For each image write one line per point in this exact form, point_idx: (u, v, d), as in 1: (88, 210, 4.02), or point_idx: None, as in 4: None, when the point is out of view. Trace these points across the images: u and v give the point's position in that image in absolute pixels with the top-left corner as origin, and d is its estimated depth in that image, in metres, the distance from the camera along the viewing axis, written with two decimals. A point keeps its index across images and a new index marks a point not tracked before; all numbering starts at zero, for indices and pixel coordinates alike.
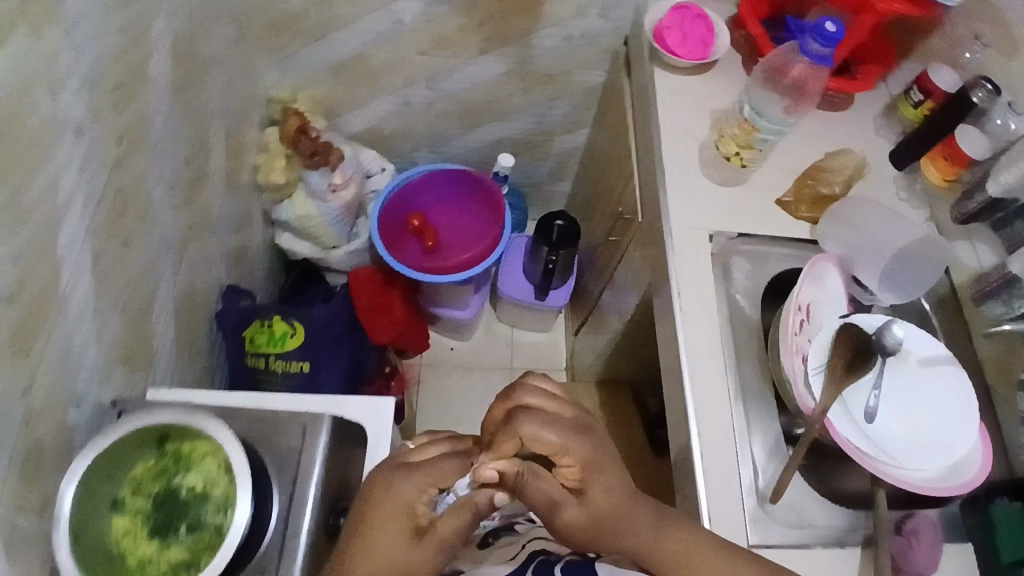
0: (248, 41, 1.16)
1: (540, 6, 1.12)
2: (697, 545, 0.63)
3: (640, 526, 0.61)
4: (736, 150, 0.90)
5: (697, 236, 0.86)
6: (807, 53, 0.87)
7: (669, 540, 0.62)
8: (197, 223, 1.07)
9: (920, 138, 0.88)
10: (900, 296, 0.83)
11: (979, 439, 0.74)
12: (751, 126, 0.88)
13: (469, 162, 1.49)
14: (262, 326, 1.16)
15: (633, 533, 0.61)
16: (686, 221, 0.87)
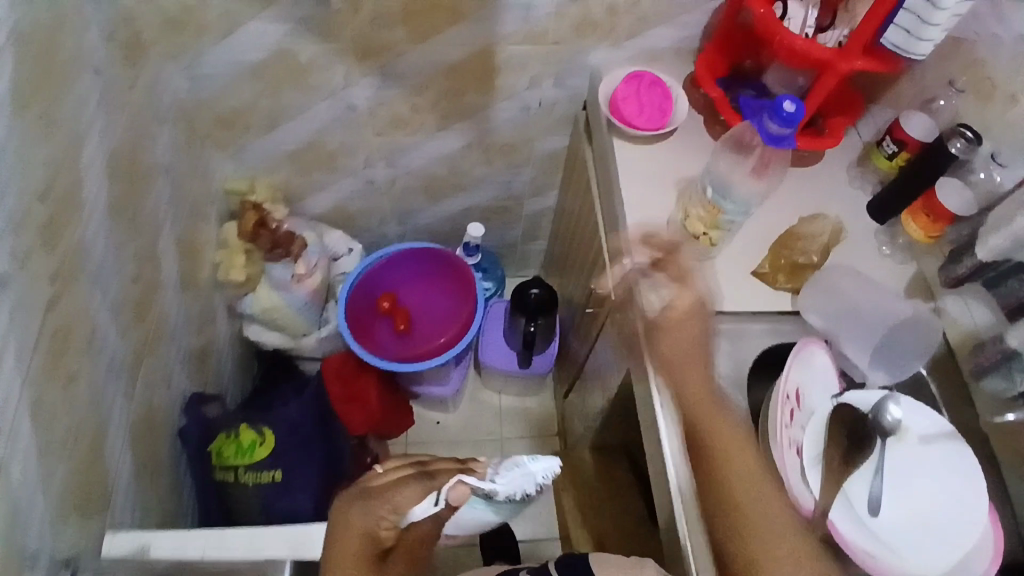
0: (195, 140, 1.12)
1: (494, 82, 1.09)
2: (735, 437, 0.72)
3: (736, 450, 0.71)
4: (704, 231, 0.88)
5: (674, 320, 0.84)
6: (764, 134, 0.86)
7: (756, 486, 0.69)
8: (151, 338, 0.99)
9: (897, 192, 0.87)
10: (897, 372, 0.82)
11: (988, 527, 0.72)
12: (716, 208, 0.87)
13: (438, 233, 1.43)
14: (228, 437, 1.06)
15: (729, 454, 0.71)
16: (662, 305, 0.86)
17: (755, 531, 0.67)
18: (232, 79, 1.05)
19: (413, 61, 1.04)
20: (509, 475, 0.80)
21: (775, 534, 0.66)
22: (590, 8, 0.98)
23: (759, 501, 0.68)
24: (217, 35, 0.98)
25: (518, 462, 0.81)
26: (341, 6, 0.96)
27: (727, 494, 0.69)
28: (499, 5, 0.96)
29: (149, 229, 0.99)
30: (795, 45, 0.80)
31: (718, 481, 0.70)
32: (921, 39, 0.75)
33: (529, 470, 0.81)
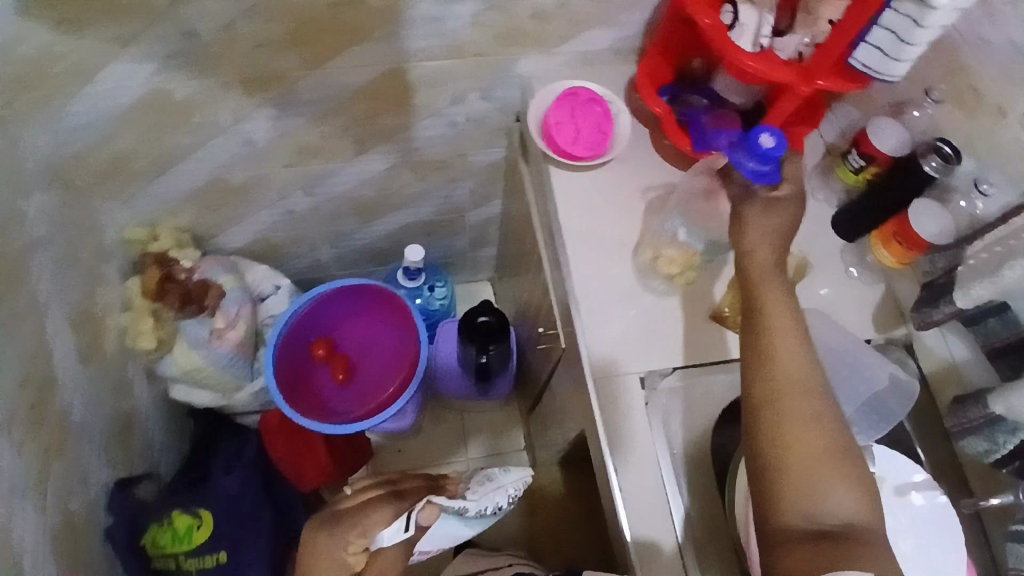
0: (74, 197, 0.96)
1: (410, 101, 0.95)
2: (791, 337, 0.61)
3: (789, 348, 0.61)
4: (677, 272, 0.81)
5: (626, 381, 0.77)
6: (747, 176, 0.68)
7: (809, 393, 0.59)
8: (56, 440, 0.88)
9: (863, 211, 0.78)
10: (882, 425, 0.72)
11: None
12: (690, 250, 0.81)
13: (375, 251, 1.31)
14: (161, 525, 1.01)
15: (786, 354, 0.60)
16: (613, 365, 0.78)
17: (796, 434, 0.57)
18: (105, 128, 0.89)
19: (312, 88, 0.89)
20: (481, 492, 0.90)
21: (820, 445, 0.57)
22: (513, 15, 0.84)
23: (812, 407, 0.59)
24: (72, 84, 0.82)
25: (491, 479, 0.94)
26: (212, 36, 0.79)
27: (769, 387, 0.60)
28: (404, 22, 0.81)
29: (31, 320, 0.86)
30: (747, 67, 0.69)
31: (763, 371, 0.61)
32: (897, 61, 0.63)
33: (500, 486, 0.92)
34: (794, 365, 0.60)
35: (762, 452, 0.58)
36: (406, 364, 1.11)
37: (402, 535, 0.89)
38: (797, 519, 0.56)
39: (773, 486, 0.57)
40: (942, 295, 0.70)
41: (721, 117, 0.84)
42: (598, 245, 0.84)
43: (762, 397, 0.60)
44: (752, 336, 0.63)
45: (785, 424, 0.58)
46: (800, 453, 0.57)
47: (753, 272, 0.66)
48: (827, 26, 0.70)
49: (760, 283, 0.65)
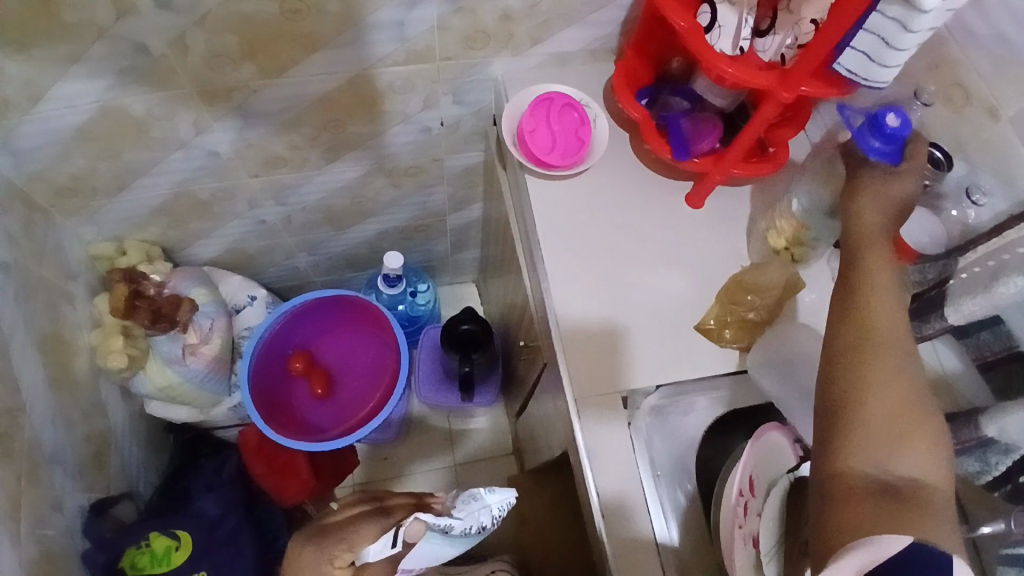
0: (34, 215, 0.92)
1: (379, 107, 0.91)
2: (886, 298, 0.58)
3: (887, 309, 0.57)
4: (784, 246, 0.78)
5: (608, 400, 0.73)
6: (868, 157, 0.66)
7: (900, 352, 0.54)
8: (28, 470, 0.83)
9: None
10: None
11: None
12: (800, 223, 0.77)
13: (354, 258, 1.27)
14: (139, 548, 0.96)
15: (880, 311, 0.57)
16: (592, 384, 0.73)
17: (877, 387, 0.52)
18: (60, 146, 0.85)
19: (272, 98, 0.85)
20: (467, 508, 0.77)
21: (905, 400, 0.52)
22: (479, 18, 0.80)
23: (904, 367, 0.54)
24: (20, 101, 0.77)
25: (475, 493, 0.79)
26: (164, 50, 0.75)
27: (858, 338, 0.55)
28: (365, 28, 0.77)
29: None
30: (725, 73, 0.66)
31: (854, 322, 0.57)
32: (884, 66, 0.59)
33: (487, 501, 0.78)
34: (890, 323, 0.56)
35: (837, 399, 0.53)
36: (387, 377, 1.09)
37: (389, 553, 0.73)
38: (863, 468, 0.50)
39: (839, 436, 0.52)
40: (931, 308, 0.69)
41: (700, 120, 0.80)
42: (577, 256, 0.79)
43: (847, 347, 0.55)
44: (846, 292, 0.59)
45: (866, 374, 0.53)
46: (878, 407, 0.52)
47: (857, 237, 0.64)
48: (809, 26, 0.67)
49: (862, 248, 0.62)
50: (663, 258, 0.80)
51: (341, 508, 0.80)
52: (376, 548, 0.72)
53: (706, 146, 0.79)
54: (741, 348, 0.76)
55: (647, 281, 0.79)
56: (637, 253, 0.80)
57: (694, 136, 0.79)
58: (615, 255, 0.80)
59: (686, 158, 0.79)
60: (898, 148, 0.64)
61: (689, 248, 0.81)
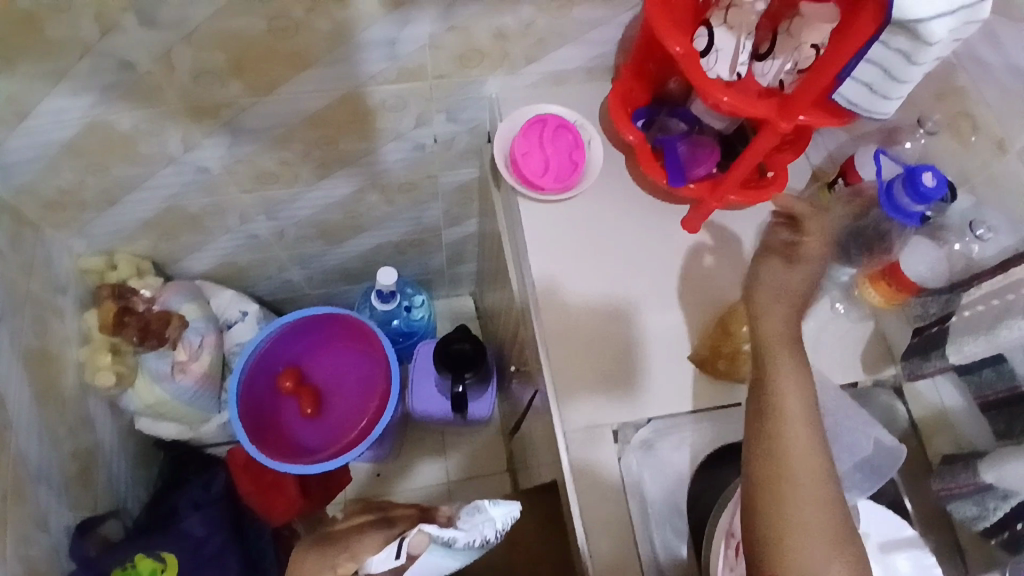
0: (20, 229, 0.90)
1: (372, 124, 0.89)
2: (796, 418, 0.49)
3: (802, 432, 0.48)
4: None
5: (602, 424, 0.72)
6: (891, 209, 0.64)
7: (818, 486, 0.46)
8: (14, 488, 0.81)
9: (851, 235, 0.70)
10: (874, 481, 0.63)
11: None
12: None
13: (348, 272, 1.26)
14: (125, 568, 0.96)
15: (797, 438, 0.48)
16: (589, 408, 0.73)
17: (800, 530, 0.46)
18: (46, 160, 0.83)
19: (260, 115, 0.83)
20: (470, 520, 0.70)
21: (818, 550, 0.45)
22: (472, 36, 0.78)
23: (814, 508, 0.46)
24: (4, 116, 0.75)
25: (479, 504, 0.72)
26: (149, 66, 0.73)
27: (778, 467, 0.47)
28: (356, 46, 0.75)
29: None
30: (721, 102, 0.64)
31: (773, 446, 0.48)
32: (888, 98, 0.58)
33: (491, 514, 0.70)
34: (802, 452, 0.47)
35: (756, 539, 0.47)
36: (377, 395, 1.08)
37: (393, 565, 0.68)
38: None
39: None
40: (935, 345, 0.66)
41: (698, 144, 0.78)
42: (568, 286, 0.78)
43: (764, 480, 0.48)
44: (760, 403, 0.50)
45: (779, 530, 0.46)
46: (800, 557, 0.45)
47: (762, 335, 0.53)
48: (809, 51, 0.65)
49: (772, 349, 0.52)
50: (656, 287, 0.79)
51: (347, 517, 0.78)
52: (381, 556, 0.68)
53: (703, 171, 0.77)
54: (731, 380, 0.74)
55: (639, 309, 0.77)
56: (628, 280, 0.79)
57: (690, 161, 0.77)
58: (607, 281, 0.78)
59: (682, 184, 0.77)
60: (922, 212, 0.64)
61: (683, 275, 0.79)
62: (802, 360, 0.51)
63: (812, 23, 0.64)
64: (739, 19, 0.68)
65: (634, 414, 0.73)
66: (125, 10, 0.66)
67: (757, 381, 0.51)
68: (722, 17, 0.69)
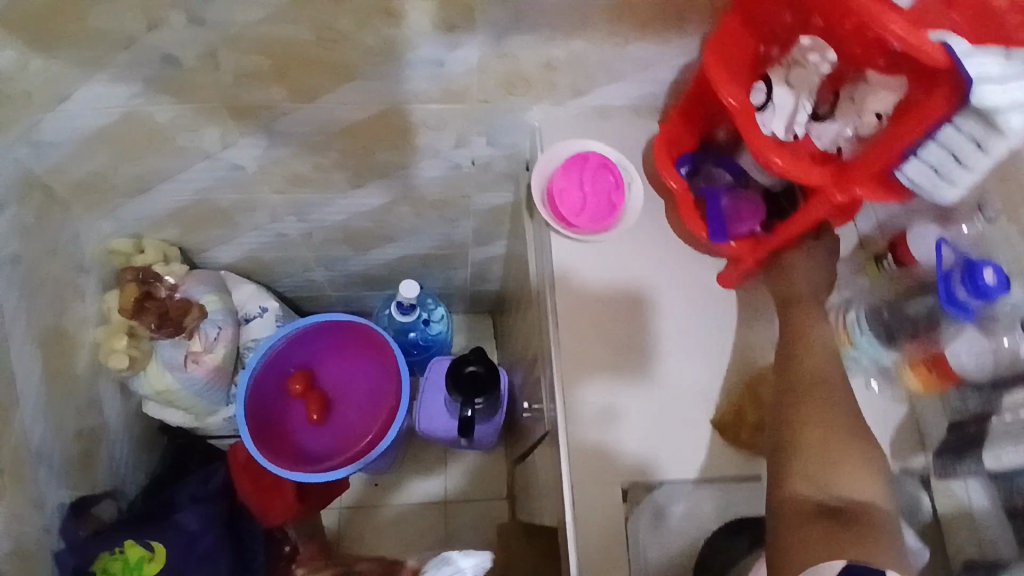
0: (53, 207, 0.91)
1: (410, 140, 0.88)
2: (813, 346, 0.65)
3: (818, 356, 0.64)
4: None
5: (612, 413, 0.72)
6: (946, 299, 0.60)
7: (830, 394, 0.61)
8: (12, 465, 0.80)
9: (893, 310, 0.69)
10: None
11: None
12: (847, 334, 0.70)
13: (371, 278, 1.25)
14: (113, 554, 0.94)
15: (816, 363, 0.64)
16: (597, 404, 0.72)
17: (817, 423, 0.59)
18: (82, 143, 0.83)
19: (298, 121, 0.82)
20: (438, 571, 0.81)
21: (832, 429, 0.58)
22: (520, 64, 0.77)
23: (834, 398, 0.60)
24: (46, 96, 0.75)
25: (449, 556, 0.82)
26: (193, 64, 0.73)
27: (802, 380, 0.63)
28: (402, 63, 0.74)
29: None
30: (773, 165, 0.61)
31: (795, 366, 0.64)
32: (949, 183, 0.55)
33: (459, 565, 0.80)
34: (820, 370, 0.63)
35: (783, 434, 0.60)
36: (386, 407, 1.06)
37: None
38: (809, 493, 0.55)
39: (784, 482, 0.57)
40: (968, 446, 0.63)
41: (742, 199, 0.75)
42: (594, 314, 0.77)
43: (789, 391, 0.62)
44: (787, 345, 0.66)
45: (804, 409, 0.60)
46: (816, 437, 0.58)
47: (790, 297, 0.70)
48: (872, 118, 0.61)
49: (798, 305, 0.69)
50: (682, 334, 0.76)
51: None
52: None
53: (746, 228, 0.74)
54: (753, 452, 0.71)
55: (665, 361, 0.75)
56: (656, 322, 0.76)
57: (733, 215, 0.74)
58: (637, 317, 0.77)
59: (723, 241, 0.74)
60: (978, 306, 0.60)
61: (712, 329, 0.76)
62: (818, 308, 0.68)
63: (877, 90, 0.60)
64: (800, 79, 0.65)
65: (646, 427, 0.72)
66: (173, 6, 0.65)
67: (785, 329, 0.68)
68: (782, 74, 0.67)
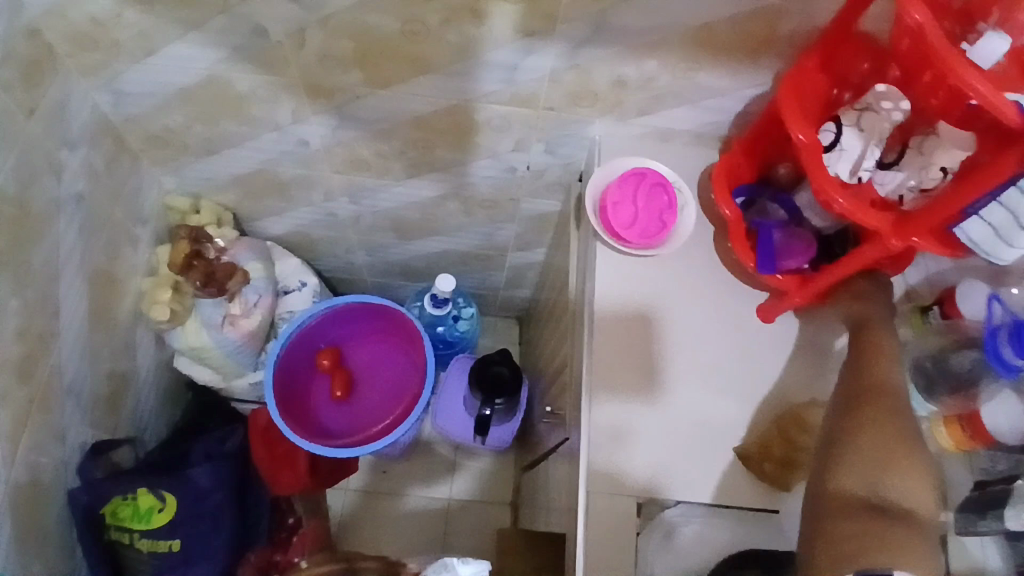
0: (122, 157, 0.95)
1: (471, 138, 0.90)
2: (882, 360, 0.66)
3: (885, 370, 0.65)
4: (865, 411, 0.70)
5: (628, 430, 0.73)
6: (991, 357, 0.61)
7: (890, 405, 0.62)
8: (42, 396, 0.83)
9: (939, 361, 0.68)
10: None
11: None
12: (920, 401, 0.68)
13: (410, 269, 1.28)
14: (125, 498, 0.95)
15: (880, 377, 0.65)
16: (626, 437, 0.72)
17: (872, 430, 0.59)
18: (162, 99, 0.87)
19: (369, 106, 0.85)
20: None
21: (887, 436, 0.59)
22: (591, 78, 0.79)
23: (897, 411, 0.61)
24: (136, 50, 0.79)
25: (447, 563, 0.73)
26: (281, 37, 0.75)
27: (864, 390, 0.64)
28: (479, 63, 0.77)
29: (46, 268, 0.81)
30: (835, 203, 0.62)
31: (860, 376, 0.65)
32: (1011, 245, 0.57)
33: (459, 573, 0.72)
34: (884, 383, 0.64)
35: (837, 435, 0.61)
36: (408, 396, 1.08)
37: None
38: (856, 489, 0.56)
39: (831, 478, 0.58)
40: (992, 505, 0.61)
41: (795, 236, 0.76)
42: (639, 343, 0.77)
43: (850, 398, 0.64)
44: (854, 360, 0.68)
45: (863, 417, 0.61)
46: (870, 441, 0.59)
47: (860, 317, 0.72)
48: (937, 173, 0.63)
49: (871, 324, 0.70)
50: (716, 361, 0.77)
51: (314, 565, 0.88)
52: None
53: (794, 263, 0.75)
54: (776, 486, 0.72)
55: (692, 387, 0.76)
56: (693, 354, 0.77)
57: (783, 250, 0.75)
58: (674, 333, 0.78)
59: (770, 272, 0.75)
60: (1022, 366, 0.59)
61: (748, 363, 0.77)
62: (886, 326, 0.69)
63: (947, 147, 0.62)
64: (872, 124, 0.66)
65: (665, 439, 0.73)
66: None
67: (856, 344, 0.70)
68: (854, 118, 0.67)
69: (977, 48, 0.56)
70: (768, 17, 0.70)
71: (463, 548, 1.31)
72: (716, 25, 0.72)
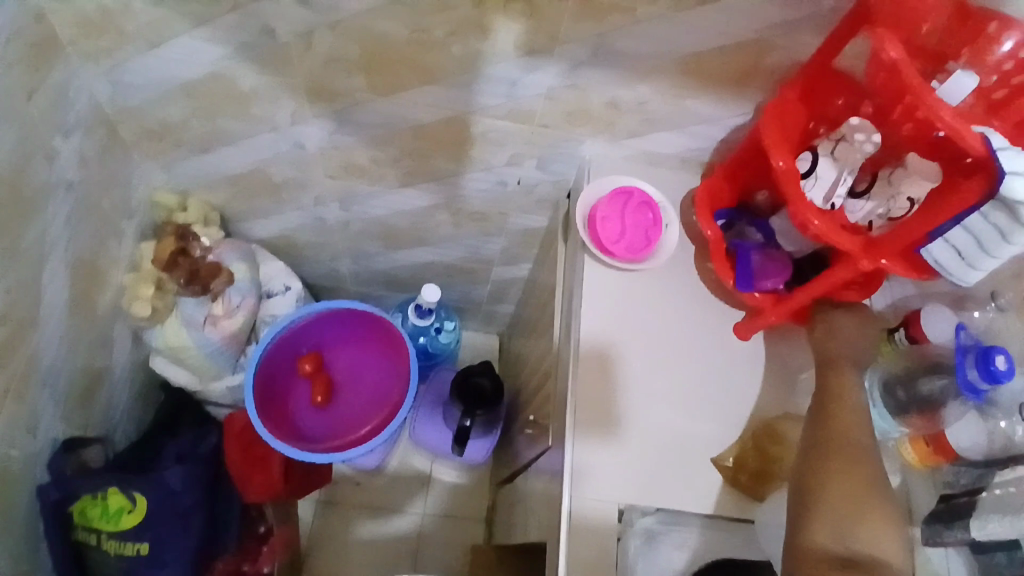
0: (116, 149, 0.95)
1: (467, 150, 0.93)
2: (846, 403, 0.68)
3: (849, 414, 0.67)
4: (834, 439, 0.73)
5: (604, 454, 0.74)
6: (959, 381, 0.65)
7: (855, 452, 0.63)
8: (16, 381, 0.81)
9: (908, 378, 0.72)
10: None
11: None
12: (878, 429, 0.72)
13: (395, 279, 1.29)
14: (94, 498, 0.93)
15: (845, 422, 0.66)
16: (606, 459, 0.74)
17: (840, 480, 0.61)
18: (162, 93, 0.88)
19: (369, 111, 0.87)
20: None
21: (856, 487, 0.60)
22: (587, 99, 0.82)
23: (863, 461, 0.62)
24: (143, 43, 0.79)
25: None
26: (289, 39, 0.77)
27: (831, 436, 0.65)
28: (479, 76, 0.80)
29: (31, 250, 0.80)
30: (811, 224, 0.65)
31: (826, 422, 0.67)
32: (973, 267, 0.64)
33: None
34: (848, 428, 0.65)
35: (807, 483, 0.62)
36: (390, 403, 1.08)
37: None
38: (830, 542, 0.58)
39: (805, 532, 0.59)
40: (958, 516, 0.66)
41: (770, 259, 0.80)
42: (621, 366, 0.79)
43: (818, 443, 0.65)
44: (819, 401, 0.70)
45: (830, 465, 0.62)
46: (840, 491, 0.60)
47: (827, 356, 0.73)
48: (904, 202, 0.68)
49: (838, 366, 0.72)
50: (696, 376, 0.80)
51: None
52: None
53: (770, 284, 0.78)
54: (751, 496, 0.74)
55: (670, 401, 0.78)
56: (673, 373, 0.80)
57: (760, 272, 0.79)
58: (652, 349, 0.80)
59: (747, 290, 0.78)
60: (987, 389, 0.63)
61: (725, 379, 0.80)
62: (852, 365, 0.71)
63: (915, 177, 0.67)
64: (845, 154, 0.71)
65: (643, 449, 0.75)
66: None
67: (821, 385, 0.71)
68: (829, 147, 0.72)
69: (947, 85, 0.61)
70: (753, 50, 0.75)
71: (433, 565, 1.29)
72: (706, 55, 0.76)
